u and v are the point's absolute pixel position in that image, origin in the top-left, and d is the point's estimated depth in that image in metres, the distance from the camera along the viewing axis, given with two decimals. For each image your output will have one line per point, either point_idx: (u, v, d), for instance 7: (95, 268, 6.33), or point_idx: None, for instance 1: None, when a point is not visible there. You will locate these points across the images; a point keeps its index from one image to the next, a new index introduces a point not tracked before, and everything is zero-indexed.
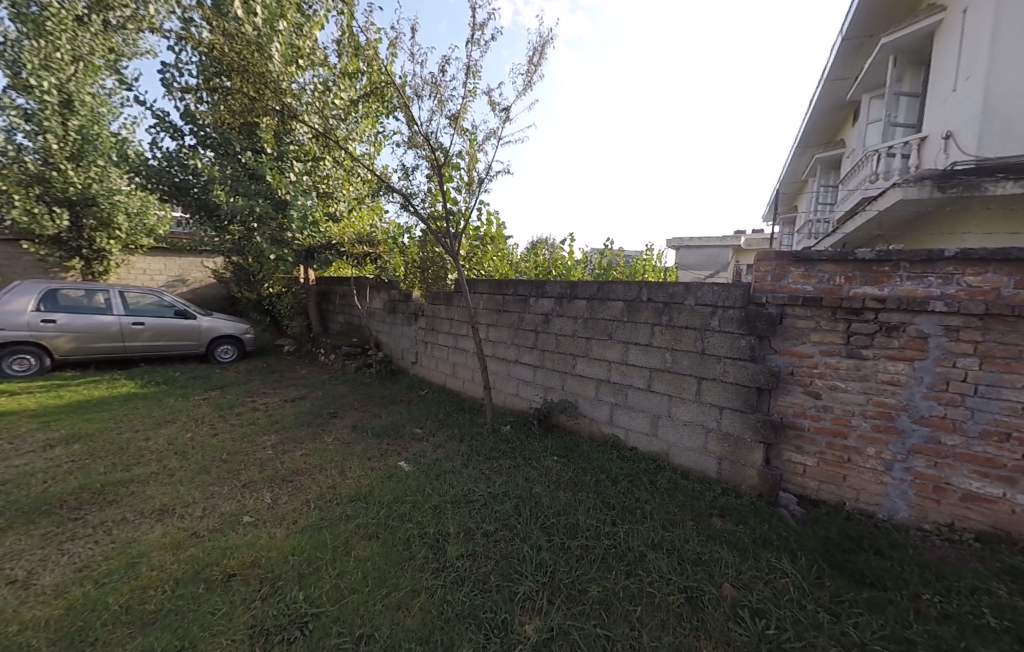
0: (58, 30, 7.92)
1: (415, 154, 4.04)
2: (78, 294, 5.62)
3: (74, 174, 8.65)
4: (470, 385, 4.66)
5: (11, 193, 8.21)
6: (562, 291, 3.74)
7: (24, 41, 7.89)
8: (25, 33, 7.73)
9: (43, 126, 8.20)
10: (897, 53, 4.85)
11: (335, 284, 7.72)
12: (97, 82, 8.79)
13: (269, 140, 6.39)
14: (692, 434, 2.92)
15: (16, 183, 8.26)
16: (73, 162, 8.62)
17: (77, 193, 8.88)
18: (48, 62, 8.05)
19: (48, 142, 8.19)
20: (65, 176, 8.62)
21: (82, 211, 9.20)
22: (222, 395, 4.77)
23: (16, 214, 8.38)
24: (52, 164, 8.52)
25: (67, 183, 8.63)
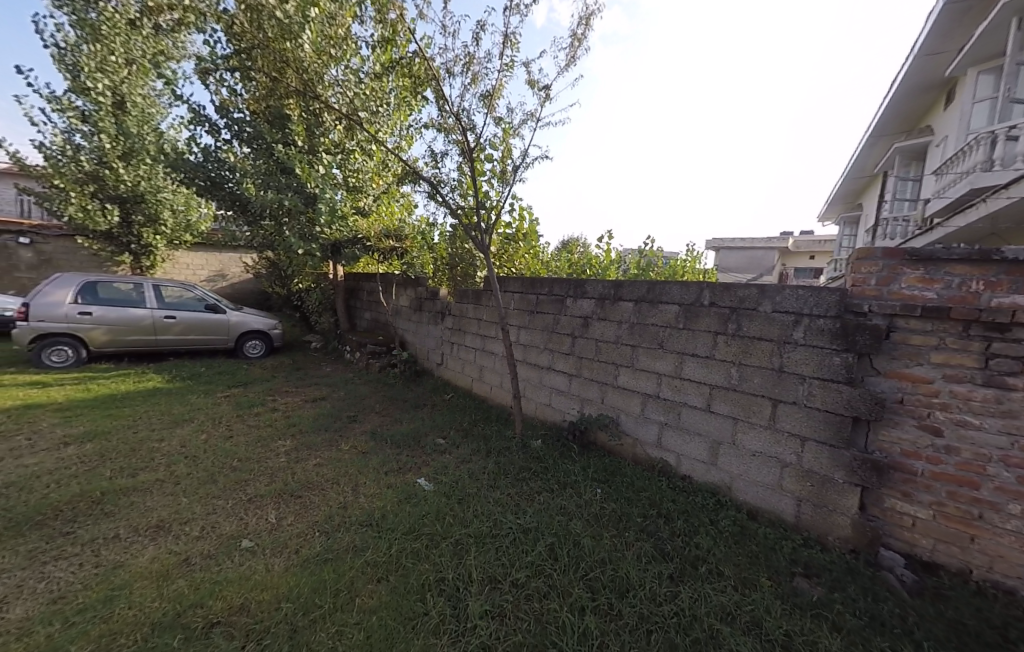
0: (113, 34, 8.11)
1: (446, 138, 3.71)
2: (116, 287, 5.61)
3: (123, 172, 8.94)
4: (497, 391, 4.31)
5: (69, 191, 8.61)
6: (605, 292, 3.35)
7: (83, 46, 8.28)
8: (83, 37, 7.97)
9: (99, 126, 8.57)
10: (1021, 14, 4.31)
11: (363, 281, 7.55)
12: (148, 84, 9.14)
13: (299, 132, 6.10)
14: (762, 466, 2.51)
15: (73, 182, 8.62)
16: (124, 161, 8.92)
17: (128, 192, 9.20)
18: (104, 65, 8.40)
19: (102, 141, 8.56)
20: (117, 175, 8.93)
21: (132, 207, 9.52)
22: (245, 393, 4.60)
23: (71, 210, 8.76)
24: (106, 162, 8.87)
25: (118, 180, 8.94)
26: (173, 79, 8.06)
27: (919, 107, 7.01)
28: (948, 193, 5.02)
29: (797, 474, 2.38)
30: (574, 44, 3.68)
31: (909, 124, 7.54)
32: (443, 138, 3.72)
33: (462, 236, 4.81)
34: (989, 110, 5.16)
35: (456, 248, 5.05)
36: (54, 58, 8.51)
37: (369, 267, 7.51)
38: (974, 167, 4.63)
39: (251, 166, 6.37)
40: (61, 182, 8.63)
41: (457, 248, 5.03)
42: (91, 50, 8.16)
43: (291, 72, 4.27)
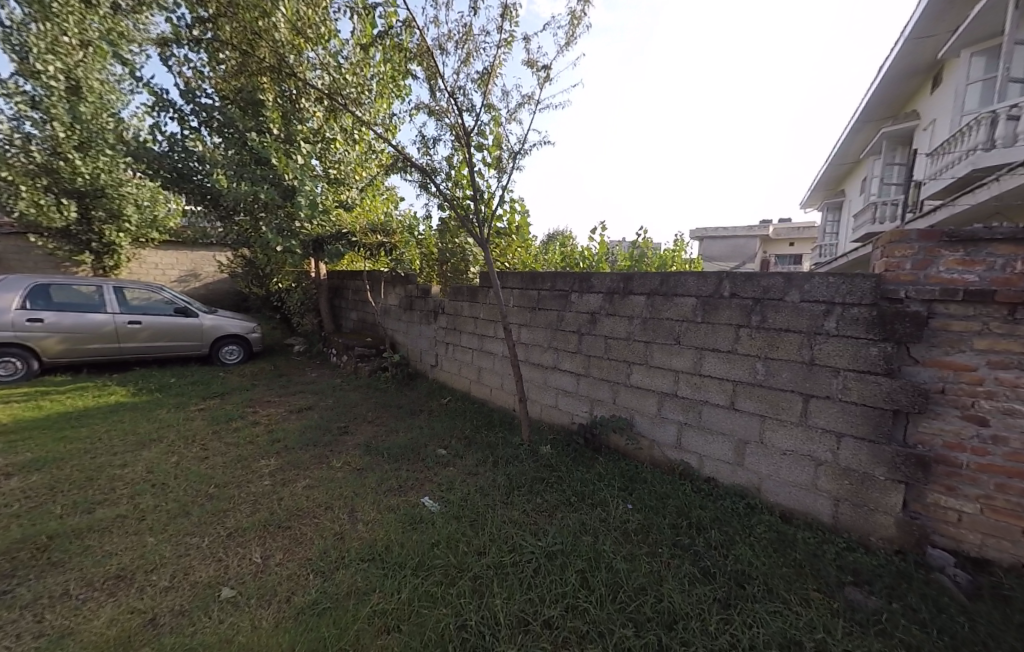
0: (65, 13, 7.37)
1: (439, 124, 3.42)
2: (71, 290, 5.12)
3: (81, 164, 8.50)
4: (499, 393, 4.08)
5: (17, 183, 8.10)
6: (614, 285, 3.11)
7: (32, 25, 7.57)
8: (30, 15, 7.34)
9: (51, 113, 7.91)
10: None
11: (347, 279, 7.14)
12: (105, 68, 8.47)
13: (275, 119, 5.78)
14: (795, 464, 2.21)
15: (23, 174, 8.15)
16: (81, 152, 8.45)
17: (86, 185, 8.82)
18: (56, 47, 7.73)
19: (56, 129, 7.97)
20: (73, 166, 8.49)
21: (91, 202, 9.19)
22: (221, 405, 4.22)
23: (23, 207, 8.32)
24: (60, 154, 8.35)
25: (75, 173, 8.51)
26: (133, 60, 7.42)
27: (903, 94, 6.96)
28: (949, 175, 4.98)
29: (833, 473, 2.10)
30: (574, 20, 3.43)
31: (893, 111, 7.50)
32: (434, 124, 3.42)
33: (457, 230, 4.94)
34: (983, 91, 5.10)
35: (447, 243, 5.30)
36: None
37: (354, 263, 7.11)
38: (974, 148, 4.57)
39: (225, 157, 5.95)
40: (10, 175, 8.03)
41: (448, 243, 5.29)
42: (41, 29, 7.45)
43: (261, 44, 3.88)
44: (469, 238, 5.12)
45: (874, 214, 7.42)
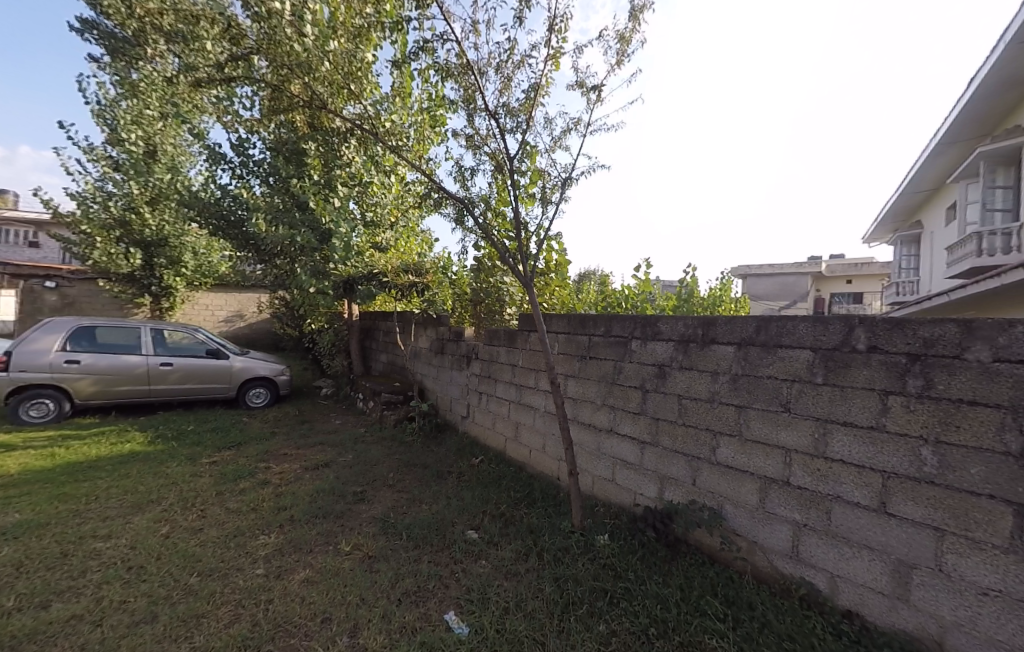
0: (150, 90, 8.54)
1: (477, 153, 3.07)
2: (109, 331, 5.05)
3: (150, 217, 9.40)
4: (539, 456, 3.48)
5: (95, 236, 9.10)
6: (688, 330, 2.55)
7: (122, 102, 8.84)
8: (123, 95, 8.52)
9: (130, 174, 8.90)
10: None
11: (379, 320, 6.83)
12: (181, 136, 9.47)
13: (315, 166, 5.79)
14: (1007, 614, 1.50)
15: (101, 227, 9.15)
16: (151, 206, 9.32)
17: (153, 236, 9.69)
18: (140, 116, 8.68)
19: (132, 187, 8.94)
20: (143, 219, 9.38)
21: (154, 250, 9.99)
22: (234, 458, 3.82)
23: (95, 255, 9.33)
24: (133, 208, 9.28)
25: (144, 225, 9.43)
26: (199, 124, 7.99)
27: (995, 109, 6.23)
28: None
29: None
30: (625, 38, 3.06)
31: (985, 129, 6.70)
32: (472, 151, 3.07)
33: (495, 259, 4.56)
34: None
35: (480, 283, 4.92)
36: (92, 112, 9.02)
37: (387, 305, 6.81)
38: None
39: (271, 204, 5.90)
40: (90, 228, 9.17)
41: (482, 283, 4.91)
42: (130, 105, 8.65)
43: (293, 78, 3.75)
44: (505, 276, 4.76)
45: (979, 246, 6.68)
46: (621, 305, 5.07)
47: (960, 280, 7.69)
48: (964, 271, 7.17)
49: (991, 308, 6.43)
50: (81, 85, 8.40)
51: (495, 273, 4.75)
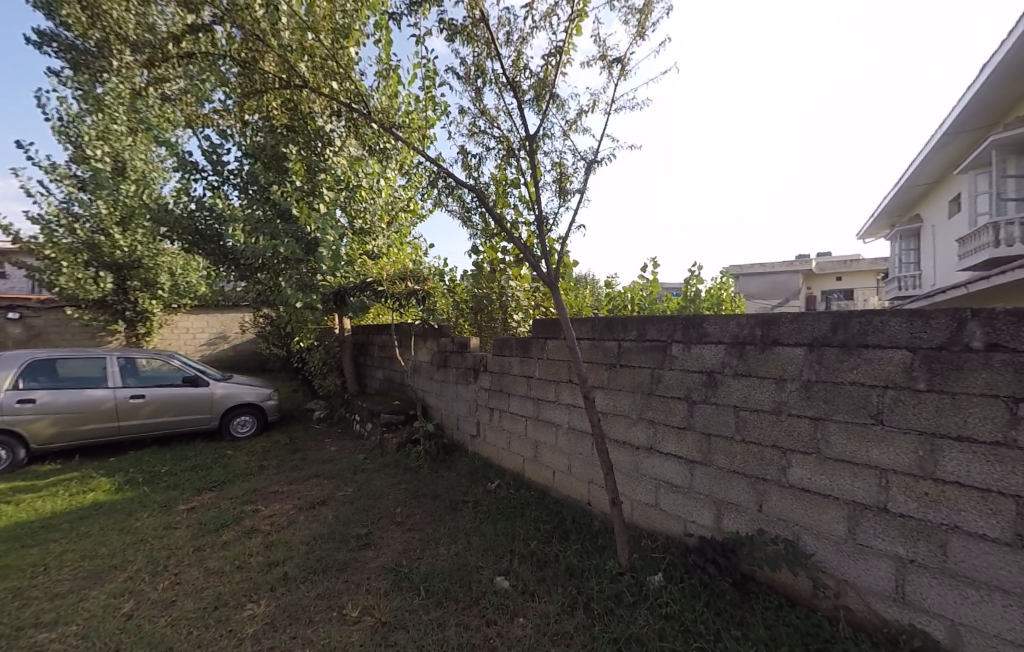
0: (116, 103, 8.10)
1: (483, 135, 2.71)
2: (71, 364, 4.56)
3: (121, 239, 8.94)
4: (565, 479, 3.11)
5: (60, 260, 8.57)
6: (742, 331, 2.18)
7: (88, 118, 8.34)
8: (88, 109, 8.05)
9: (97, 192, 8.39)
10: None
11: (373, 334, 6.33)
12: (153, 150, 8.99)
13: (297, 171, 5.54)
14: None
15: (68, 249, 8.65)
16: (122, 227, 8.86)
17: (124, 258, 9.23)
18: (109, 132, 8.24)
19: (99, 206, 8.46)
20: (114, 241, 8.92)
21: (128, 273, 9.55)
22: (216, 503, 3.37)
23: (62, 281, 8.82)
24: (103, 230, 8.83)
25: (115, 247, 8.94)
26: (171, 137, 7.58)
27: (1005, 97, 6.01)
28: None
29: None
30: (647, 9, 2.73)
31: (993, 117, 6.52)
32: (475, 133, 2.72)
33: (494, 254, 4.52)
34: None
35: (479, 288, 4.77)
36: (55, 129, 8.52)
37: (381, 317, 6.35)
38: None
39: (249, 214, 5.59)
40: (55, 251, 8.69)
41: (481, 289, 4.75)
42: (97, 120, 8.18)
43: (268, 55, 3.31)
44: (509, 280, 4.62)
45: (996, 236, 6.56)
46: (620, 304, 4.76)
47: (973, 270, 7.52)
48: (980, 262, 7.01)
49: (1003, 297, 6.29)
50: (43, 101, 7.94)
51: (497, 275, 4.62)
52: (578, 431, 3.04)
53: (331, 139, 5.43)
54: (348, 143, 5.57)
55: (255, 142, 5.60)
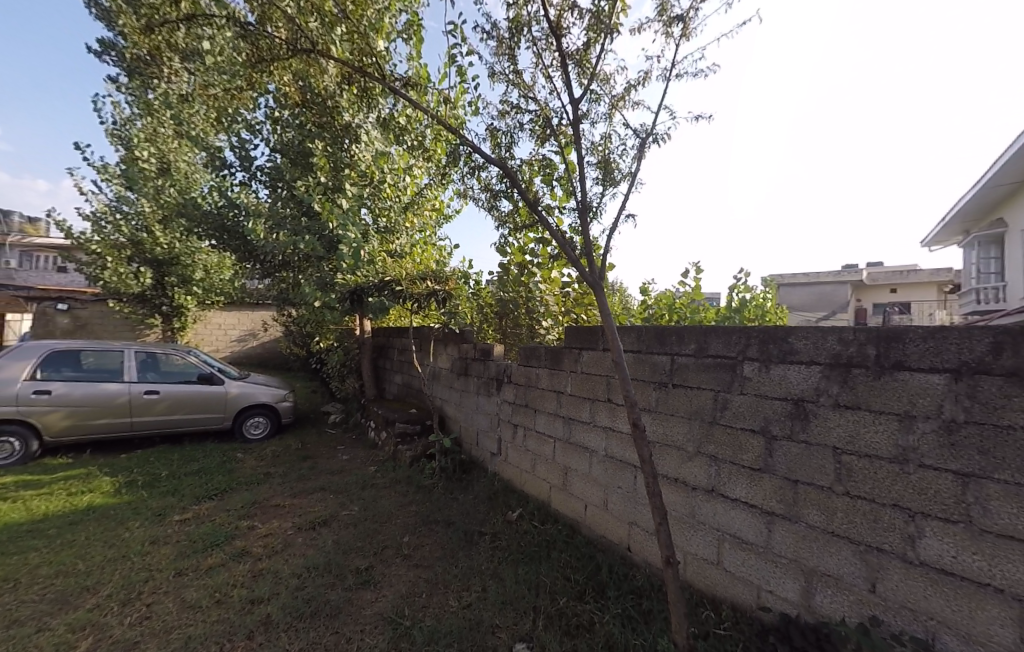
0: None
1: (516, 111, 2.31)
2: (89, 356, 4.43)
3: (161, 236, 9.16)
4: (601, 517, 2.68)
5: (105, 256, 8.90)
6: (846, 349, 1.70)
7: (138, 122, 8.54)
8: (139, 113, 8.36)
9: (140, 190, 8.62)
10: None
11: (393, 336, 5.96)
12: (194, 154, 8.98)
13: (322, 165, 5.32)
14: None
15: (111, 246, 8.96)
16: (163, 225, 9.09)
17: (163, 255, 9.48)
18: (155, 135, 8.41)
19: (144, 205, 8.73)
20: (155, 238, 9.20)
21: (166, 269, 9.77)
22: (211, 515, 3.07)
23: (105, 275, 9.08)
24: (146, 228, 9.12)
25: (156, 244, 9.21)
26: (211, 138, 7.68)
27: None
28: None
29: None
30: None
31: None
32: (507, 108, 2.33)
33: (520, 255, 4.29)
34: None
35: (506, 292, 4.41)
36: (106, 132, 8.81)
37: (401, 319, 6.03)
38: None
39: (273, 212, 5.47)
40: (100, 247, 8.97)
41: (508, 292, 4.39)
42: (143, 122, 8.35)
43: (276, 10, 2.81)
44: (537, 282, 4.25)
45: None
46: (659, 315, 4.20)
47: None
48: None
49: None
50: (97, 105, 8.22)
51: (524, 280, 4.25)
52: (618, 461, 2.60)
53: (358, 134, 5.24)
54: (374, 138, 5.35)
55: (285, 137, 5.44)
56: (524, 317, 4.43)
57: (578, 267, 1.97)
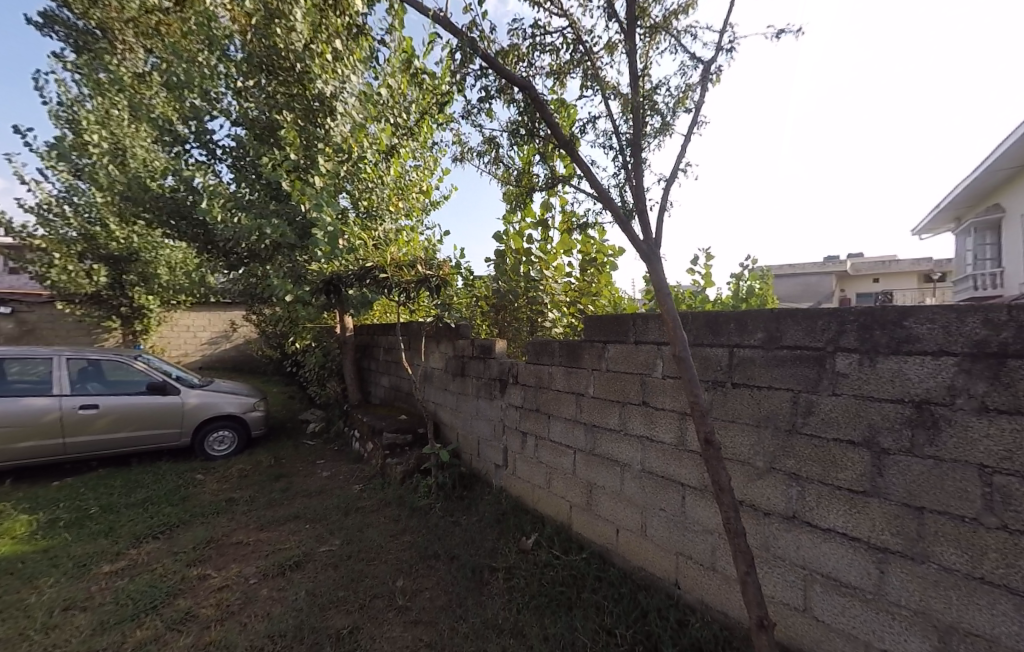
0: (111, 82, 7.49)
1: (537, 30, 1.79)
2: (9, 367, 3.76)
3: (117, 230, 8.32)
4: (638, 544, 2.21)
5: (53, 251, 8.07)
6: (996, 333, 1.21)
7: (88, 103, 7.68)
8: (87, 92, 7.54)
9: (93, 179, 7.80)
10: None
11: (377, 334, 5.35)
12: (156, 145, 7.38)
13: (292, 141, 4.67)
14: None
15: (60, 241, 8.11)
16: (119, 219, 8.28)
17: (121, 251, 8.65)
18: (108, 118, 7.44)
19: (96, 196, 7.90)
20: (110, 232, 8.36)
21: (124, 266, 8.93)
22: (154, 563, 2.50)
23: (53, 273, 8.23)
24: (99, 221, 8.27)
25: (111, 238, 8.37)
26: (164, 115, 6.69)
27: None
28: None
29: None
30: None
31: None
32: (522, 28, 1.82)
33: (519, 241, 3.88)
34: None
35: (506, 282, 3.91)
36: (51, 115, 7.89)
37: (386, 315, 5.46)
38: None
39: (240, 195, 4.88)
40: (47, 242, 8.11)
41: (509, 281, 3.89)
42: (92, 104, 7.52)
43: None
44: (536, 269, 3.80)
45: None
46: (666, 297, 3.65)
47: None
48: None
49: None
50: (38, 83, 7.30)
51: (521, 268, 3.84)
52: (658, 478, 2.13)
53: (333, 107, 4.79)
54: (351, 109, 4.87)
55: (250, 110, 4.78)
56: (528, 307, 3.89)
57: (629, 230, 1.48)
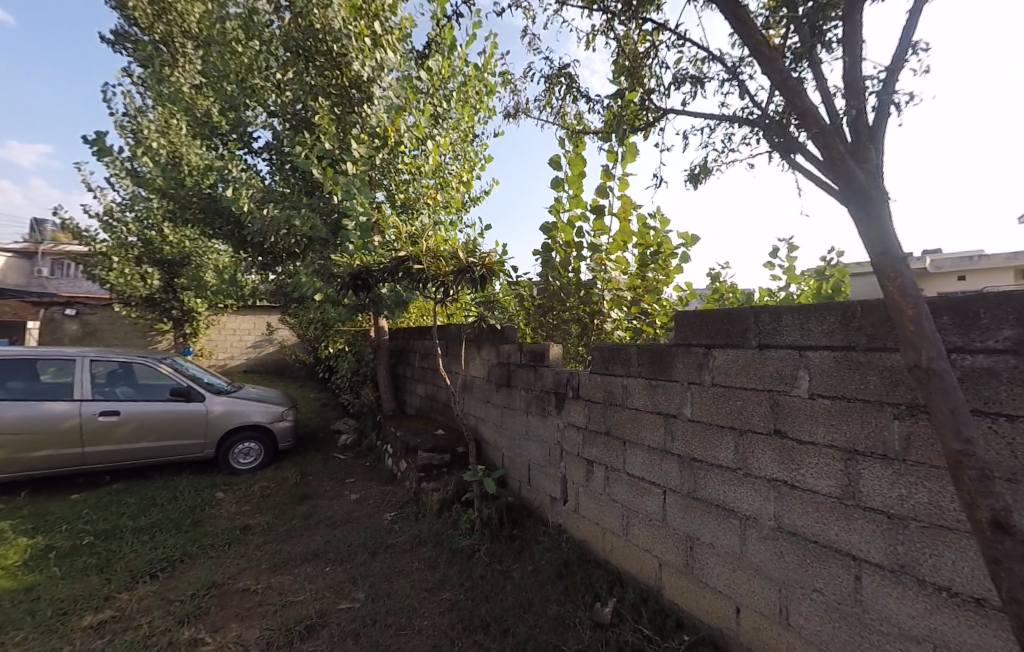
0: None
1: None
2: (31, 370, 3.55)
3: (170, 234, 8.43)
4: (776, 636, 1.58)
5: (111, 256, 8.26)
6: None
7: (150, 114, 7.72)
8: (146, 99, 7.65)
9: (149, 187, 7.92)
10: None
11: (414, 337, 4.88)
12: (204, 151, 6.91)
13: (326, 127, 4.37)
14: None
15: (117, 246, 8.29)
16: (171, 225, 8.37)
17: (173, 255, 8.77)
18: (167, 128, 7.24)
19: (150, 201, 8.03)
20: (164, 237, 8.48)
21: (176, 270, 9.03)
22: (148, 614, 2.07)
23: (111, 277, 8.40)
24: (154, 226, 8.41)
25: (164, 242, 8.49)
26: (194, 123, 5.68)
27: None
28: None
29: None
30: None
31: None
32: None
33: (569, 232, 3.29)
34: None
35: (554, 284, 3.35)
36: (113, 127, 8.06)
37: (423, 317, 5.01)
38: None
39: (273, 191, 4.60)
40: (107, 248, 8.33)
41: (558, 282, 3.33)
42: (150, 110, 7.65)
43: None
44: (587, 266, 3.24)
45: None
46: (734, 294, 2.91)
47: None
48: None
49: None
50: (105, 94, 7.33)
51: (572, 263, 3.28)
52: (807, 543, 1.51)
53: (370, 92, 4.48)
54: (389, 92, 4.52)
55: (289, 102, 4.55)
56: (581, 310, 3.29)
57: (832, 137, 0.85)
